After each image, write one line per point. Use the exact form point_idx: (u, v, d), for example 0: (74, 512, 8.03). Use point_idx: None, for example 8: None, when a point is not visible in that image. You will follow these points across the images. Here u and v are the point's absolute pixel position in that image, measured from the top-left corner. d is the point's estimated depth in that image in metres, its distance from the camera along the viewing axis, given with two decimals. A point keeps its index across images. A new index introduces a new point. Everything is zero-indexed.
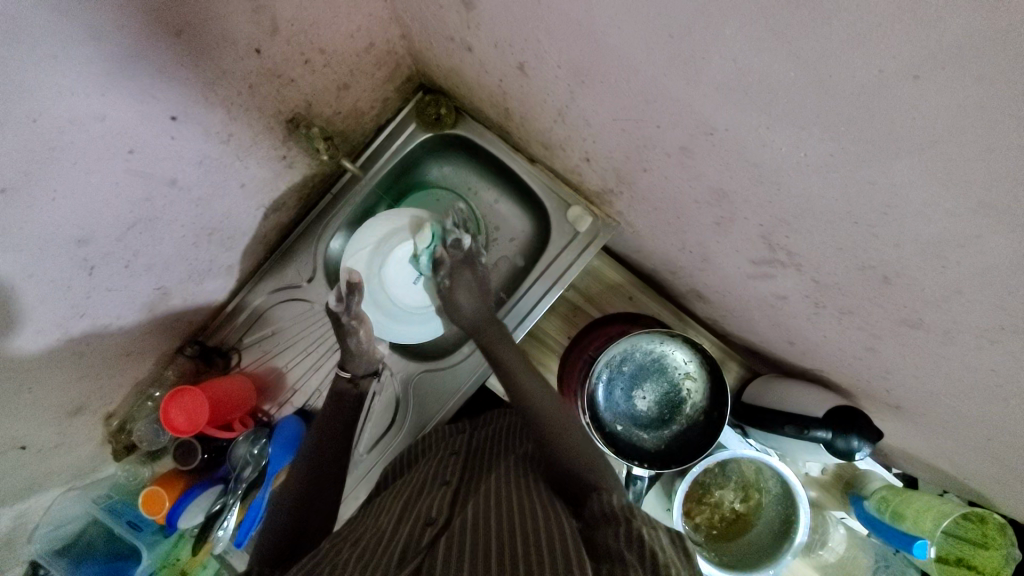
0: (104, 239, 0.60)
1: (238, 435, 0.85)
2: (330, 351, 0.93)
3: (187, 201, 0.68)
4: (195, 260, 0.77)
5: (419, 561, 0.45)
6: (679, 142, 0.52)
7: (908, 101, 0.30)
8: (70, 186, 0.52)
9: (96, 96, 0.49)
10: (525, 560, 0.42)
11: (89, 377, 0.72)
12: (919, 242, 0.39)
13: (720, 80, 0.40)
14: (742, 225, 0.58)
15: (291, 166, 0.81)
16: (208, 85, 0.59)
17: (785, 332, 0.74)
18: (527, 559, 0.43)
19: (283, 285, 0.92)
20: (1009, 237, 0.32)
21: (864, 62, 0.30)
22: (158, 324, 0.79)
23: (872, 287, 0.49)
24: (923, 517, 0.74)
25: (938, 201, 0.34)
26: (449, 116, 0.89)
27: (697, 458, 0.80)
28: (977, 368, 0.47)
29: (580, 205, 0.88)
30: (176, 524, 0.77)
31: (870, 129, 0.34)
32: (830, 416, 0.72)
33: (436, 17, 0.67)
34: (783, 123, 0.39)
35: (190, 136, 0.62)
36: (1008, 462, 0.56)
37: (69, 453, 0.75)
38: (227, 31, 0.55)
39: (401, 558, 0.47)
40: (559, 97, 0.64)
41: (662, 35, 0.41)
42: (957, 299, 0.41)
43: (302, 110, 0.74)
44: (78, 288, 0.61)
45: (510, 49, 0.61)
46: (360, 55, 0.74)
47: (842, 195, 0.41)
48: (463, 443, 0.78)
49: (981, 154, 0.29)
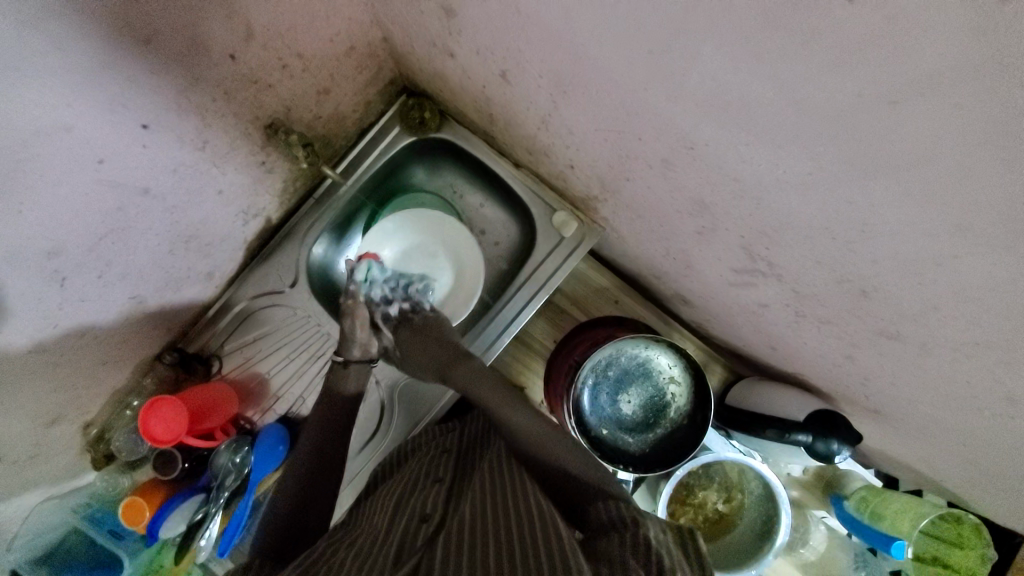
0: (76, 250, 0.59)
1: (220, 444, 0.83)
2: (315, 357, 0.92)
3: (162, 209, 0.66)
4: (173, 266, 0.75)
5: (417, 559, 0.45)
6: (661, 153, 0.52)
7: (885, 126, 0.30)
8: (37, 199, 0.51)
9: (64, 107, 0.47)
10: (523, 559, 0.42)
11: (65, 386, 0.70)
12: (896, 259, 0.39)
13: (699, 97, 0.40)
14: (723, 235, 0.58)
15: (271, 171, 0.79)
16: (182, 91, 0.57)
17: (767, 337, 0.75)
18: (524, 558, 0.43)
19: (266, 290, 0.90)
20: (981, 257, 0.33)
21: (842, 85, 0.30)
22: (135, 331, 0.77)
23: (850, 298, 0.49)
24: (900, 519, 0.76)
25: (913, 222, 0.35)
26: (433, 120, 0.88)
27: (682, 462, 0.80)
28: (951, 378, 0.48)
29: (566, 209, 0.88)
30: (157, 535, 0.76)
31: (847, 148, 0.34)
32: (811, 420, 0.73)
33: (417, 23, 0.66)
34: (761, 140, 0.39)
35: (164, 143, 0.60)
36: (983, 467, 0.57)
37: (46, 464, 0.74)
38: (201, 36, 0.54)
39: (396, 558, 0.46)
40: (542, 105, 0.63)
41: (642, 50, 0.40)
42: (932, 313, 0.42)
43: (281, 115, 0.72)
44: (50, 299, 0.60)
45: (491, 56, 0.61)
46: (341, 59, 0.72)
47: (819, 214, 0.42)
48: (453, 441, 0.78)
49: (959, 179, 0.29)
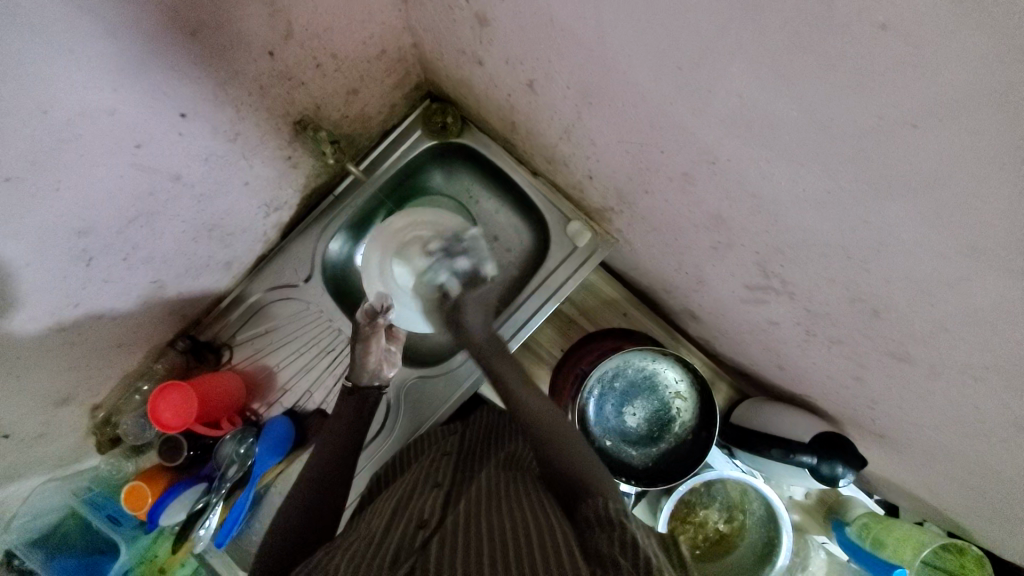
0: (105, 231, 0.60)
1: (226, 433, 0.83)
2: (325, 353, 0.92)
3: (191, 197, 0.68)
4: (194, 255, 0.76)
5: (413, 561, 0.45)
6: (681, 167, 0.54)
7: (905, 146, 0.31)
8: (72, 181, 0.52)
9: (108, 91, 0.49)
10: (519, 562, 0.42)
11: (79, 366, 0.71)
12: (910, 280, 0.40)
13: (725, 113, 0.41)
14: (738, 251, 0.59)
15: (296, 167, 0.81)
16: (220, 84, 0.59)
17: (775, 357, 0.76)
18: (519, 562, 0.42)
19: (279, 283, 0.91)
20: (996, 280, 0.33)
21: (866, 106, 0.31)
22: (151, 316, 0.78)
23: (862, 318, 0.50)
24: (904, 546, 0.74)
25: (930, 243, 0.35)
26: (454, 125, 0.90)
27: (684, 477, 0.80)
28: (959, 403, 0.48)
29: (581, 220, 0.89)
30: (157, 522, 0.76)
31: (868, 168, 0.35)
32: (817, 442, 0.73)
33: (449, 32, 0.68)
34: (784, 157, 0.41)
35: (199, 133, 0.62)
36: (988, 497, 0.57)
37: (53, 443, 0.74)
38: (241, 32, 0.55)
39: (393, 562, 0.46)
40: (565, 115, 0.65)
41: (671, 66, 0.42)
42: (944, 336, 0.42)
43: (310, 113, 0.74)
44: (74, 278, 0.61)
45: (520, 66, 0.62)
46: (371, 63, 0.75)
47: (837, 232, 0.43)
48: (454, 445, 0.78)
49: (974, 202, 0.31)
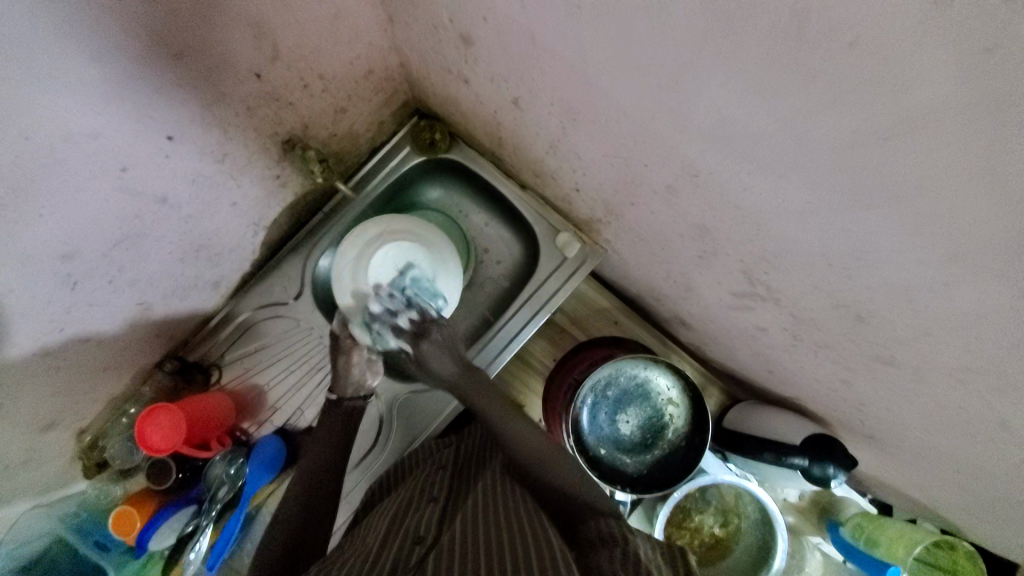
0: (91, 254, 0.60)
1: (215, 454, 0.82)
2: (316, 370, 0.92)
3: (178, 218, 0.67)
4: (181, 275, 0.76)
5: None
6: (666, 180, 0.55)
7: (879, 160, 0.33)
8: (55, 205, 0.52)
9: (93, 115, 0.49)
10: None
11: (64, 391, 0.70)
12: (890, 286, 0.41)
13: (706, 129, 0.43)
14: (724, 260, 0.60)
15: (284, 185, 0.81)
16: (207, 106, 0.59)
17: (764, 361, 0.77)
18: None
19: (268, 301, 0.91)
20: (972, 285, 0.35)
21: (841, 123, 0.33)
22: (138, 338, 0.77)
23: (847, 323, 0.51)
24: (897, 545, 0.76)
25: (908, 250, 0.37)
26: (443, 141, 0.91)
27: (678, 483, 0.81)
28: (943, 403, 0.49)
29: (569, 231, 0.90)
30: (145, 547, 0.75)
31: (845, 181, 0.36)
32: (808, 444, 0.74)
33: (434, 50, 0.69)
34: (764, 171, 0.42)
35: (184, 154, 0.62)
36: (976, 493, 0.58)
37: (38, 470, 0.72)
38: (228, 54, 0.56)
39: None
40: (551, 130, 0.66)
41: (653, 84, 0.43)
42: (925, 339, 0.44)
43: (298, 132, 0.74)
44: (58, 302, 0.60)
45: (505, 84, 0.63)
46: (358, 81, 0.75)
47: (819, 242, 0.44)
48: (449, 458, 0.77)
49: (947, 211, 0.32)
